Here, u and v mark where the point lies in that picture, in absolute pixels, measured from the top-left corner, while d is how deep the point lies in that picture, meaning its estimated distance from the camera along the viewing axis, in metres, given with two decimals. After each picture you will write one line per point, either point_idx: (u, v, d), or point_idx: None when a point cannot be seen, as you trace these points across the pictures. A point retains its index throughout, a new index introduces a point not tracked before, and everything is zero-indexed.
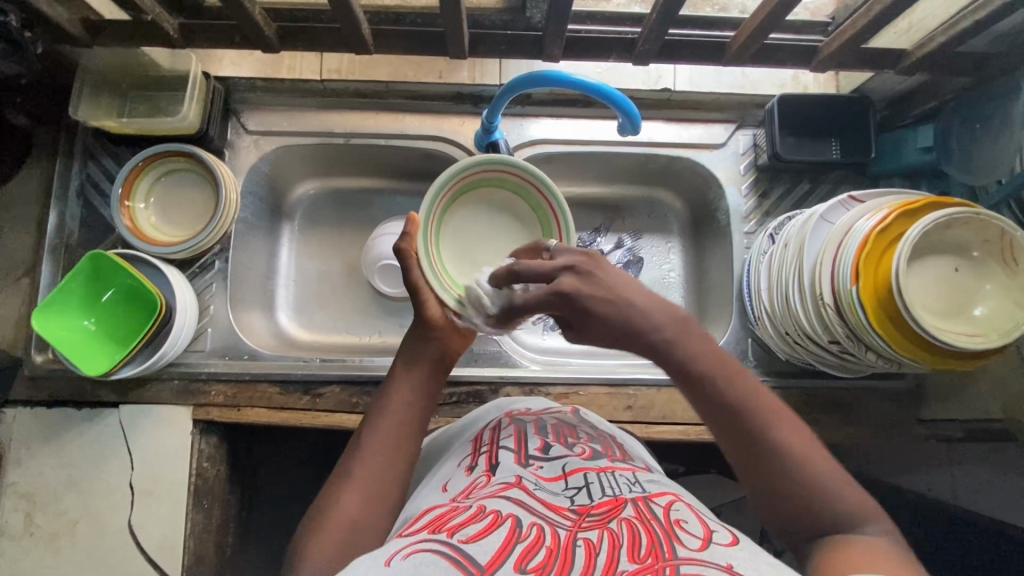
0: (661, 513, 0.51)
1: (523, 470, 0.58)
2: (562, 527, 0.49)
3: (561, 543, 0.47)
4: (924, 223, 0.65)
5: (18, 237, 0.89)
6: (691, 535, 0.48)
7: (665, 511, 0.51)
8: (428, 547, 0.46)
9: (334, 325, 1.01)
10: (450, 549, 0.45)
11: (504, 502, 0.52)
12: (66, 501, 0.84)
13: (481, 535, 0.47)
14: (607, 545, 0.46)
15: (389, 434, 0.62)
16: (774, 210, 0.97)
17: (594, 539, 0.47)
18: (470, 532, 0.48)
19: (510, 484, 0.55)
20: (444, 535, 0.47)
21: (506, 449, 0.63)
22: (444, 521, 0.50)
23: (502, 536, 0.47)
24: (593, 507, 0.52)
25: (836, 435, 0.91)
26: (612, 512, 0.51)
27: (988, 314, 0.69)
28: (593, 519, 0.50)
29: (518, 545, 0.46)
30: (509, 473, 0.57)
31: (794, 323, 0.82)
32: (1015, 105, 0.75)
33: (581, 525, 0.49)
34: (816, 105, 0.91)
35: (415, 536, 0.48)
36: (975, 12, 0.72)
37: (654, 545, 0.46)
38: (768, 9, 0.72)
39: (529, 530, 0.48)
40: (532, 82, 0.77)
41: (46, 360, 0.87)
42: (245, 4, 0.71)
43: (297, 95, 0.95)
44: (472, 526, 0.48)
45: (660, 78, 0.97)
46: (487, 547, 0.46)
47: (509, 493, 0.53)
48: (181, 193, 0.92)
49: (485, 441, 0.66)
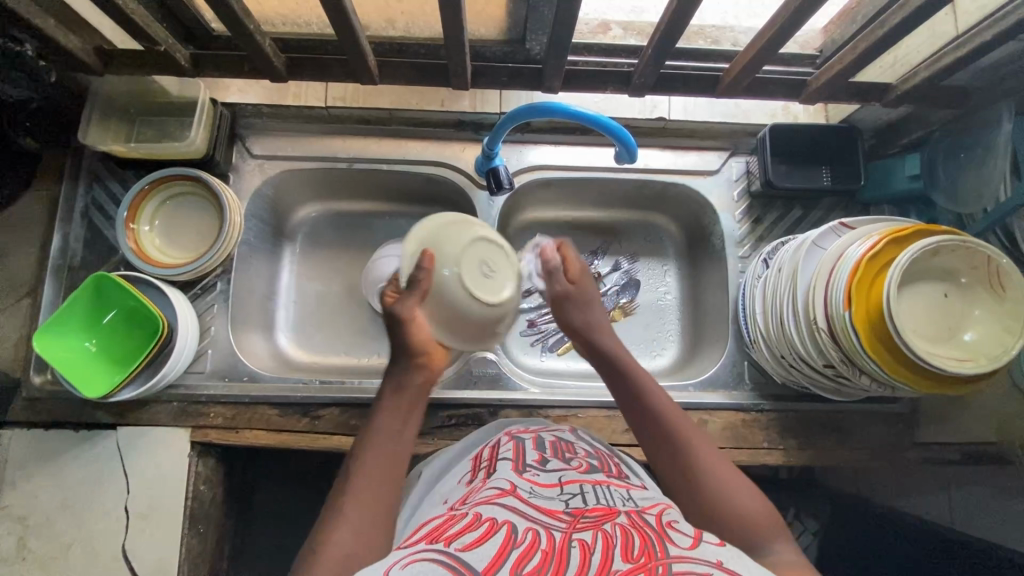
0: (653, 519, 0.52)
1: (519, 478, 0.59)
2: (557, 529, 0.50)
3: (556, 545, 0.47)
4: (913, 250, 0.67)
5: (20, 258, 0.90)
6: (682, 534, 0.49)
7: (657, 517, 0.52)
8: (426, 556, 0.46)
9: (332, 346, 1.02)
10: (448, 557, 0.46)
11: (500, 510, 0.53)
12: (61, 524, 0.83)
13: (480, 540, 0.48)
14: (601, 545, 0.47)
15: (377, 460, 0.63)
16: (767, 236, 0.99)
17: (588, 539, 0.48)
18: (467, 540, 0.48)
19: (506, 491, 0.56)
20: (442, 544, 0.48)
21: (503, 460, 0.64)
22: (441, 532, 0.51)
23: (498, 542, 0.47)
24: (586, 510, 0.53)
25: (833, 457, 0.92)
26: (606, 517, 0.52)
27: (977, 340, 0.70)
28: (587, 521, 0.51)
29: (514, 549, 0.47)
30: (505, 481, 0.59)
31: (788, 346, 0.83)
32: (997, 135, 0.78)
33: (576, 527, 0.50)
34: (806, 135, 0.94)
35: (414, 546, 0.49)
36: (956, 50, 0.74)
37: (647, 545, 0.47)
38: (758, 47, 0.75)
39: (524, 535, 0.49)
40: (531, 112, 0.79)
41: (44, 382, 0.87)
42: (256, 36, 0.73)
43: (303, 122, 0.97)
44: (468, 534, 0.49)
45: (656, 107, 1.02)
46: (483, 552, 0.46)
47: (504, 500, 0.54)
48: (185, 216, 0.93)
49: (484, 457, 0.68)
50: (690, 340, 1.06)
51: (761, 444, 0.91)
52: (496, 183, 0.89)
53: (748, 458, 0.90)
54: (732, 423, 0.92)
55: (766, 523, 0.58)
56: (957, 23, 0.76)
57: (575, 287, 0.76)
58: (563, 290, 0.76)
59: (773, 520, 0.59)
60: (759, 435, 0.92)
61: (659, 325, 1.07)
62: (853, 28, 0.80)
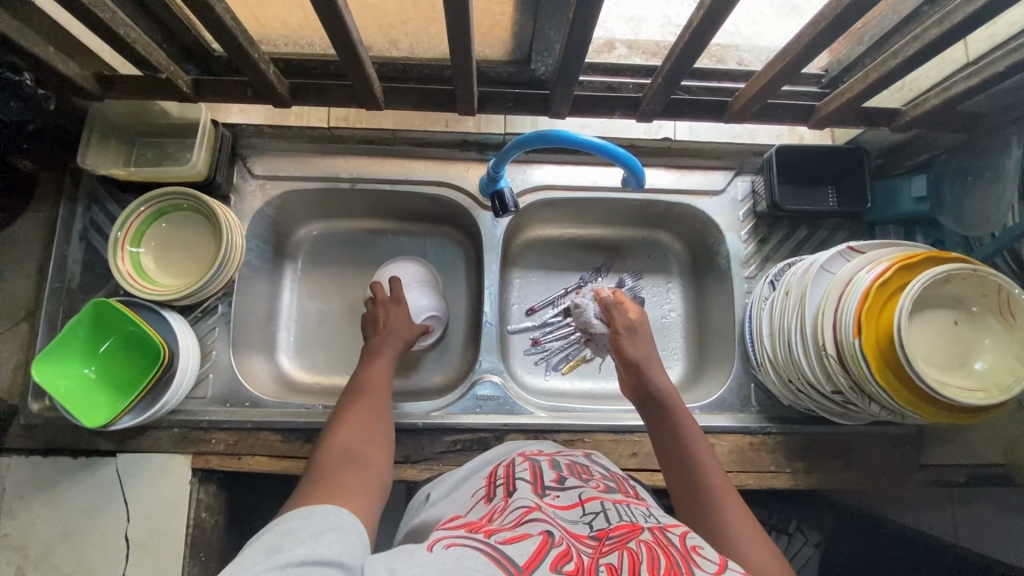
0: (677, 540, 0.51)
1: (541, 499, 0.58)
2: (585, 551, 0.48)
3: (585, 563, 0.46)
4: (924, 278, 0.66)
5: (17, 281, 0.88)
6: (708, 559, 0.48)
7: (681, 538, 0.52)
8: (468, 543, 0.47)
9: (334, 367, 1.01)
10: (487, 548, 0.46)
11: (535, 522, 0.52)
12: (59, 554, 0.81)
13: (516, 538, 0.48)
14: (628, 564, 0.46)
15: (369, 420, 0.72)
16: (773, 256, 0.98)
17: (615, 561, 0.46)
18: (506, 535, 0.49)
19: (534, 507, 0.55)
20: (482, 535, 0.49)
21: (522, 480, 0.63)
22: (482, 525, 0.52)
23: (534, 543, 0.48)
24: (610, 531, 0.52)
25: (840, 480, 0.91)
26: (630, 535, 0.51)
27: (987, 368, 0.70)
28: (612, 542, 0.50)
29: (551, 550, 0.47)
30: (529, 499, 0.57)
31: (796, 370, 0.83)
32: (1006, 160, 0.77)
33: (602, 551, 0.48)
34: (813, 156, 0.93)
35: (453, 531, 0.50)
36: (967, 78, 0.74)
37: (673, 565, 0.46)
38: (769, 75, 0.74)
39: (560, 541, 0.49)
40: (539, 139, 0.78)
41: (42, 408, 0.86)
42: (259, 64, 0.72)
43: (306, 142, 0.96)
44: (507, 531, 0.50)
45: (661, 127, 0.99)
46: (521, 550, 0.46)
47: (534, 515, 0.53)
48: (182, 238, 0.90)
49: (500, 474, 0.67)
50: (695, 360, 1.05)
51: (768, 467, 0.91)
52: (501, 205, 0.88)
53: (755, 481, 0.90)
54: (738, 447, 0.91)
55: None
56: (967, 50, 0.76)
57: (641, 327, 0.84)
58: (625, 322, 0.84)
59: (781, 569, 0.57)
60: (766, 459, 0.91)
61: (663, 344, 1.06)
62: (859, 48, 0.82)
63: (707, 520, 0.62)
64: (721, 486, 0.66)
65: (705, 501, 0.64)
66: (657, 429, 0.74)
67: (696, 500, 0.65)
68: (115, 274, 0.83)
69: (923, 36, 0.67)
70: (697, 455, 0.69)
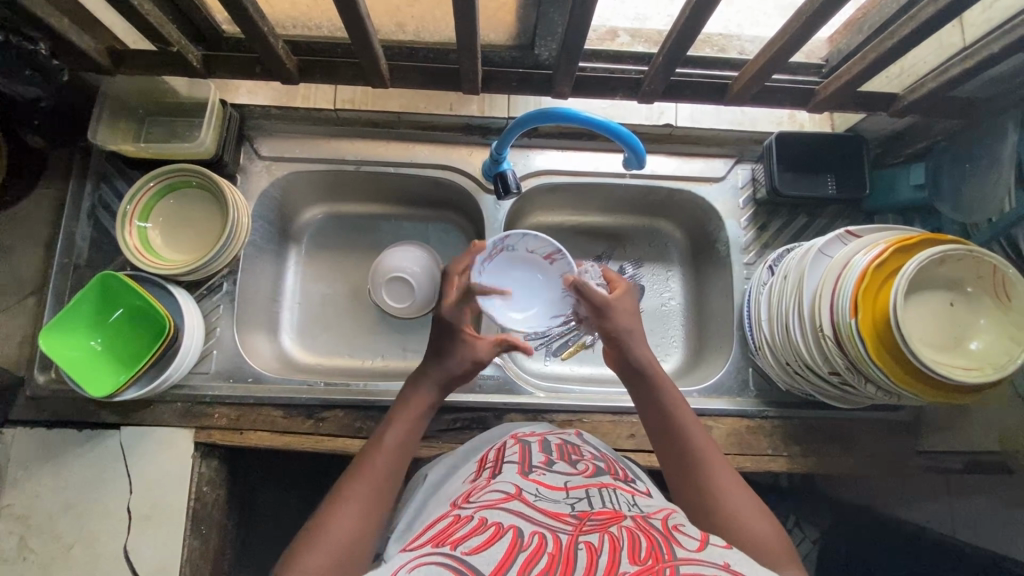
0: (659, 523, 0.52)
1: (523, 482, 0.59)
2: (563, 532, 0.50)
3: (562, 549, 0.47)
4: (919, 259, 0.67)
5: (27, 256, 0.90)
6: (689, 536, 0.50)
7: (662, 521, 0.53)
8: (431, 560, 0.46)
9: (336, 347, 1.02)
10: (453, 561, 0.46)
11: (503, 514, 0.52)
12: (62, 524, 0.82)
13: (485, 545, 0.48)
14: (607, 547, 0.47)
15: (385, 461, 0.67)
16: (772, 242, 0.99)
17: (595, 542, 0.48)
18: (472, 544, 0.48)
19: (511, 494, 0.56)
20: (448, 548, 0.48)
21: (509, 462, 0.65)
22: (447, 535, 0.51)
23: (504, 547, 0.47)
24: (592, 514, 0.53)
25: (837, 465, 0.92)
26: (612, 520, 0.52)
27: (983, 348, 0.70)
28: (593, 524, 0.51)
29: (520, 554, 0.47)
30: (510, 484, 0.59)
31: (794, 354, 0.84)
32: (1002, 146, 0.78)
33: (582, 530, 0.50)
34: (812, 144, 0.94)
35: (419, 551, 0.49)
36: (964, 61, 0.75)
37: (654, 547, 0.47)
38: (768, 56, 0.75)
39: (530, 539, 0.49)
40: (541, 117, 0.79)
41: (48, 380, 0.87)
42: (270, 40, 0.73)
43: (311, 124, 0.98)
44: (474, 538, 0.49)
45: (663, 114, 1.01)
46: (490, 558, 0.46)
47: (509, 505, 0.54)
48: (189, 214, 0.91)
49: (490, 458, 0.68)
50: (695, 347, 1.06)
51: (766, 450, 0.92)
52: (504, 187, 0.89)
53: (752, 464, 0.91)
54: (736, 430, 0.92)
55: (766, 544, 0.58)
56: (964, 34, 0.77)
57: (615, 302, 0.77)
58: (599, 301, 0.77)
59: (785, 551, 0.58)
60: (764, 442, 0.92)
61: (663, 331, 1.07)
62: (857, 38, 0.82)
63: (699, 490, 0.64)
64: (710, 454, 0.67)
65: (694, 472, 0.65)
66: (641, 401, 0.74)
67: (685, 471, 0.66)
68: (122, 247, 0.85)
69: (918, 16, 0.69)
70: (683, 424, 0.70)
